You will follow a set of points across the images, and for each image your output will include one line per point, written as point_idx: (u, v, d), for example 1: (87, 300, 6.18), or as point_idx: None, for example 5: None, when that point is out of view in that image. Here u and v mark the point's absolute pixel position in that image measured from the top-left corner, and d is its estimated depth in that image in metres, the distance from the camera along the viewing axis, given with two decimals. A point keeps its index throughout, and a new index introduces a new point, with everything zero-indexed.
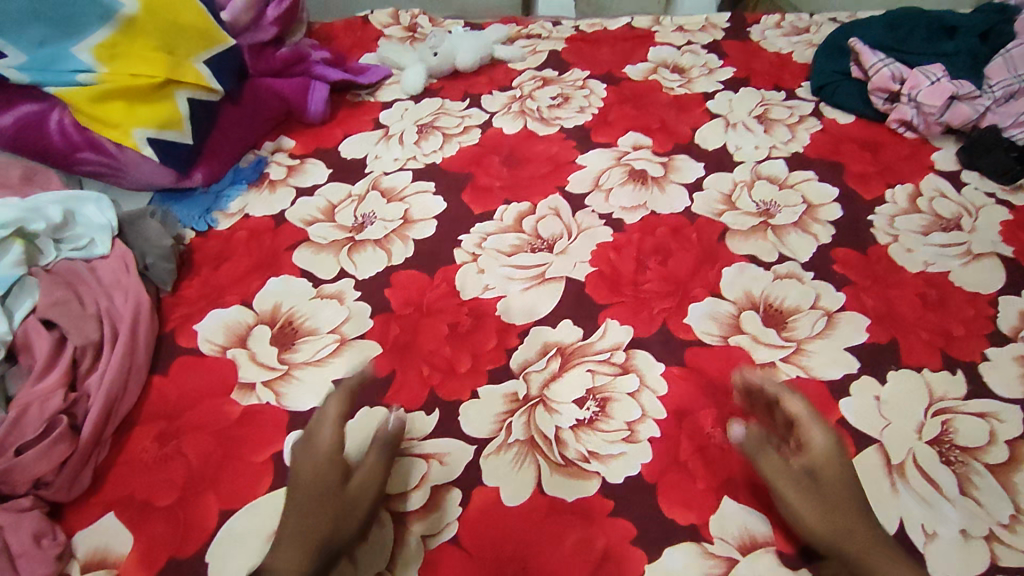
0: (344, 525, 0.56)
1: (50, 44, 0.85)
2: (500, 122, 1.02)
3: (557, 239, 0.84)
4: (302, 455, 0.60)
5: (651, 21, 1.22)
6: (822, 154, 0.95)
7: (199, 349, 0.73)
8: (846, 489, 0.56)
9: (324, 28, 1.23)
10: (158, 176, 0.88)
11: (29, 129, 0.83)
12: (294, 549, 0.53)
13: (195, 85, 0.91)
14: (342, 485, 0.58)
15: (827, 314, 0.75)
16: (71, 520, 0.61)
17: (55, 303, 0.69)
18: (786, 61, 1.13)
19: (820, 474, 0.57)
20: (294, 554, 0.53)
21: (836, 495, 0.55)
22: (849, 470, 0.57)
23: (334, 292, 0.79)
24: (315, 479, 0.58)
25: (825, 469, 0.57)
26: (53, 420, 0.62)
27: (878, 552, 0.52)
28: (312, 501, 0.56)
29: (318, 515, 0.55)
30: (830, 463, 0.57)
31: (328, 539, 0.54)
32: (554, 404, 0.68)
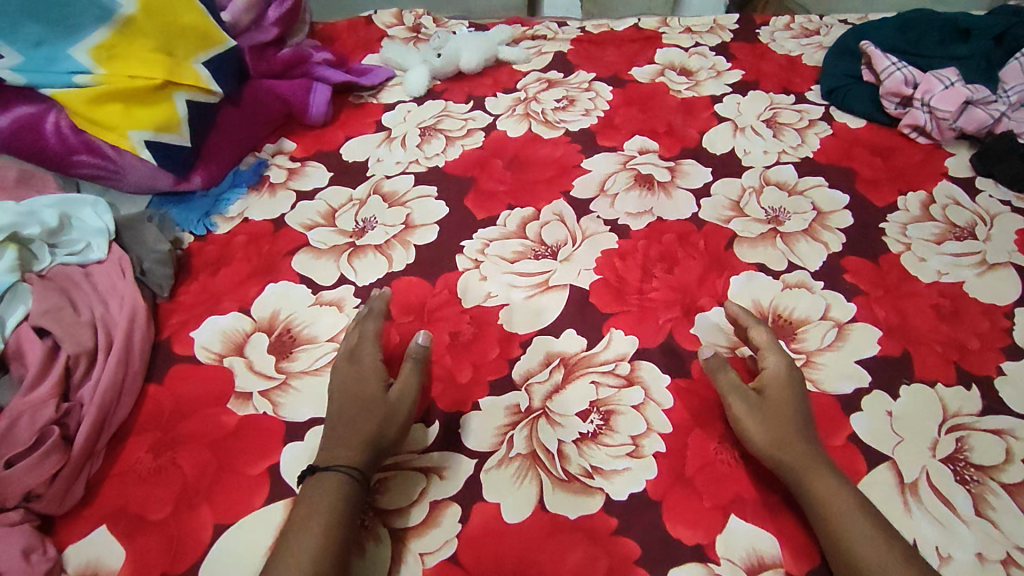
0: (390, 428, 0.61)
1: (47, 44, 0.83)
2: (504, 125, 1.00)
3: (561, 246, 0.83)
4: (347, 365, 0.66)
5: (658, 23, 1.20)
6: (833, 160, 0.93)
7: (196, 357, 0.72)
8: (794, 407, 0.62)
9: (327, 28, 1.21)
10: (156, 179, 0.87)
11: (26, 131, 0.82)
12: (345, 445, 0.60)
13: (193, 86, 0.90)
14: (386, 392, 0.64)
15: (838, 326, 0.73)
16: (63, 534, 0.59)
17: (48, 310, 0.67)
18: (796, 64, 1.11)
19: (773, 392, 0.63)
20: (347, 447, 0.59)
21: (781, 411, 0.62)
22: (801, 393, 0.64)
23: (333, 298, 0.78)
24: (358, 388, 0.64)
25: (776, 389, 0.63)
26: (45, 431, 0.61)
27: (817, 463, 0.58)
28: (352, 406, 0.62)
29: (365, 418, 0.61)
30: (781, 384, 0.64)
31: (373, 439, 0.60)
32: (557, 417, 0.66)
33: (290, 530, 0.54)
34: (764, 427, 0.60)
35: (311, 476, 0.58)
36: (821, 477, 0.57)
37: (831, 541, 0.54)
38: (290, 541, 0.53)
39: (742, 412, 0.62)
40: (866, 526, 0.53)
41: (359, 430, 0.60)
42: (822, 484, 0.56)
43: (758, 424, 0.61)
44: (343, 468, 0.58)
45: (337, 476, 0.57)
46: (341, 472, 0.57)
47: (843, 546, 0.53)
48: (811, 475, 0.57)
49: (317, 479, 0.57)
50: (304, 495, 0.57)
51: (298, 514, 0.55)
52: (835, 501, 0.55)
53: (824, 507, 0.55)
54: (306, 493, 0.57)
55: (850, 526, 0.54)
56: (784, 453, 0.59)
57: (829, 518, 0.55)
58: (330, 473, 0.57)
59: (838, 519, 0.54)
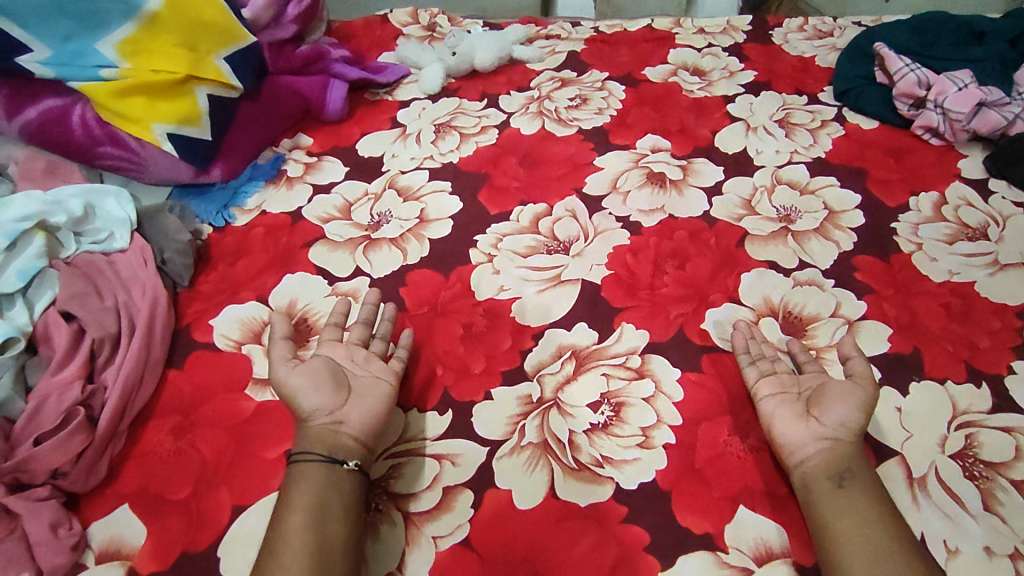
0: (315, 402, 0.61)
1: (75, 39, 0.86)
2: (518, 123, 1.02)
3: (573, 241, 0.84)
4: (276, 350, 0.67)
5: (672, 23, 1.21)
6: (846, 160, 0.94)
7: (215, 344, 0.73)
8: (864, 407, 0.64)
9: (344, 26, 1.23)
10: (178, 171, 0.88)
11: (52, 122, 0.84)
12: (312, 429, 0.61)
13: (214, 81, 0.92)
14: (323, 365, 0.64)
15: (848, 323, 0.74)
16: (87, 511, 0.61)
17: (75, 295, 0.69)
18: (809, 65, 1.11)
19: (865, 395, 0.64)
20: (309, 435, 0.60)
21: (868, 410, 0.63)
22: None
23: (349, 290, 0.79)
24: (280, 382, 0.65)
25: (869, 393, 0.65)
26: (71, 412, 0.62)
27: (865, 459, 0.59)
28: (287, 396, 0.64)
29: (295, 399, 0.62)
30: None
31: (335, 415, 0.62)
32: (568, 408, 0.67)
33: (284, 508, 0.56)
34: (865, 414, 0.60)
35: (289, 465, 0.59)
36: (865, 470, 0.58)
37: (866, 521, 0.54)
38: (288, 521, 0.55)
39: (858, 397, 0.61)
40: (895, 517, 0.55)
41: (296, 421, 0.63)
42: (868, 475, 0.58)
43: (868, 415, 0.61)
44: (301, 455, 0.59)
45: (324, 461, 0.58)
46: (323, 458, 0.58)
47: (876, 527, 0.54)
48: (859, 464, 0.58)
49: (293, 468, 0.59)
50: (291, 480, 0.58)
51: (288, 496, 0.57)
52: (875, 491, 0.57)
53: (864, 491, 0.56)
54: (297, 474, 0.58)
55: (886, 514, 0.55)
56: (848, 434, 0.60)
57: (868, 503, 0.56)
58: (308, 458, 0.59)
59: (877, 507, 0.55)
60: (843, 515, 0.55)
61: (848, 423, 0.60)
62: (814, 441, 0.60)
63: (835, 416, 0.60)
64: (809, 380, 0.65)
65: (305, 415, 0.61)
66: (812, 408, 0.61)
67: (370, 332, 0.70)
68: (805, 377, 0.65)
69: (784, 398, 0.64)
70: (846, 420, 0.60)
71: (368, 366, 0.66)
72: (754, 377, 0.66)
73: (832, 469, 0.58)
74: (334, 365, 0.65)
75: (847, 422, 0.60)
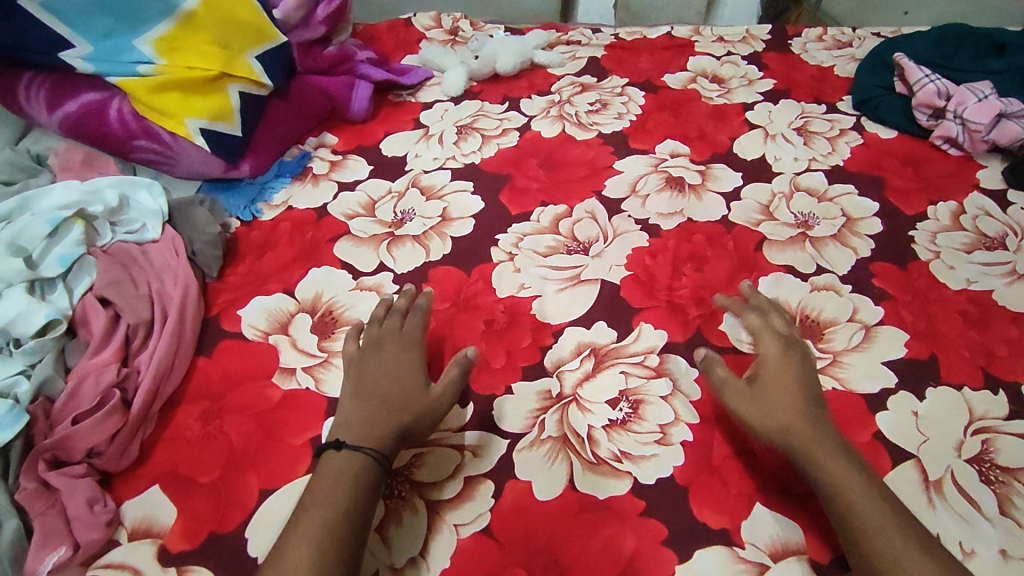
0: (423, 422, 0.62)
1: (115, 35, 0.88)
2: (539, 126, 1.03)
3: (593, 242, 0.85)
4: (382, 351, 0.67)
5: (692, 32, 1.22)
6: (864, 168, 0.95)
7: (243, 334, 0.75)
8: (794, 384, 0.64)
9: (368, 29, 1.26)
10: (209, 165, 0.91)
11: (91, 116, 0.87)
12: (378, 430, 0.60)
13: (246, 79, 0.94)
14: (429, 388, 0.64)
15: (865, 328, 0.75)
16: (119, 490, 0.63)
17: (111, 282, 0.72)
18: (828, 74, 1.12)
19: (769, 378, 0.65)
20: (376, 432, 0.60)
21: (781, 393, 0.63)
22: (799, 370, 0.65)
23: (372, 284, 0.81)
24: (386, 376, 0.64)
25: (771, 373, 0.65)
26: (107, 394, 0.65)
27: (824, 450, 0.57)
28: (376, 388, 0.63)
29: (399, 410, 0.62)
30: (786, 378, 0.64)
31: (406, 432, 0.61)
32: (587, 404, 0.68)
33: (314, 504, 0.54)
34: (764, 413, 0.62)
35: (340, 451, 0.57)
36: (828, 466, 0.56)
37: (841, 523, 0.54)
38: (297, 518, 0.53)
39: (740, 402, 0.64)
40: (873, 510, 0.53)
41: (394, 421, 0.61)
42: (832, 471, 0.56)
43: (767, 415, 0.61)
44: (371, 450, 0.58)
45: (374, 458, 0.57)
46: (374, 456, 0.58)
47: (854, 534, 0.53)
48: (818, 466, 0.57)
49: (344, 455, 0.57)
50: (328, 475, 0.56)
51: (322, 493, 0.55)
52: (846, 486, 0.55)
53: (833, 495, 0.55)
54: (336, 466, 0.57)
55: (860, 510, 0.53)
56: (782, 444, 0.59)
57: (839, 502, 0.55)
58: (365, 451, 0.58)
59: (850, 504, 0.54)
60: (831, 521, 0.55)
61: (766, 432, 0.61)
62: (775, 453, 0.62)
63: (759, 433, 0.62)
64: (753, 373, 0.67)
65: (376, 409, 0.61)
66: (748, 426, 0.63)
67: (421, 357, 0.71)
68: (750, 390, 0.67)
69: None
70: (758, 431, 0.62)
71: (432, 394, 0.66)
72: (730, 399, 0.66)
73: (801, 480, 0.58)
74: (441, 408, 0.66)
75: (768, 428, 0.61)
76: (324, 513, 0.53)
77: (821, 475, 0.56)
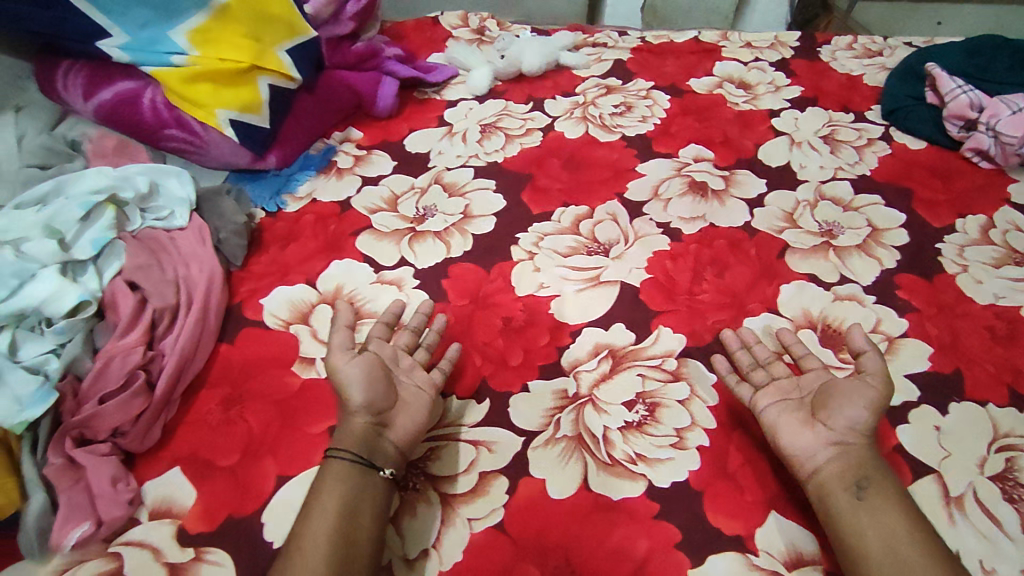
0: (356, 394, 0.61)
1: (151, 26, 0.90)
2: (562, 127, 1.04)
3: (613, 244, 0.85)
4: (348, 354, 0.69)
5: (719, 37, 1.22)
6: (891, 179, 0.93)
7: (265, 323, 0.76)
8: None
9: (396, 26, 1.27)
10: (237, 156, 0.92)
11: (125, 104, 0.90)
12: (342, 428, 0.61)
13: (276, 72, 0.95)
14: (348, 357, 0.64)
15: (888, 340, 0.74)
16: (142, 469, 0.64)
17: (140, 266, 0.73)
18: (857, 83, 1.11)
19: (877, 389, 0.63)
20: (350, 431, 0.60)
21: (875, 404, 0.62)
22: None
23: (393, 278, 0.82)
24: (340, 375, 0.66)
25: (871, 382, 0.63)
26: (132, 375, 0.66)
27: (885, 466, 0.58)
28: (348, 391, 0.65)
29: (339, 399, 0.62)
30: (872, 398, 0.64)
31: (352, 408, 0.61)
32: (603, 405, 0.68)
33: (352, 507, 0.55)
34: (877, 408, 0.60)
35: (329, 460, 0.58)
36: (887, 479, 0.57)
37: (894, 531, 0.53)
38: (304, 525, 0.54)
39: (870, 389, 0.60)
40: (916, 529, 0.54)
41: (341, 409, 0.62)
42: (889, 484, 0.57)
43: (878, 413, 0.59)
44: (343, 452, 0.58)
45: (353, 461, 0.58)
46: (352, 459, 0.58)
47: (897, 543, 0.53)
48: (879, 474, 0.57)
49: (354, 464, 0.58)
50: (351, 478, 0.57)
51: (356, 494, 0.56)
52: (895, 500, 0.55)
53: (885, 503, 0.55)
54: (337, 473, 0.57)
55: (913, 524, 0.54)
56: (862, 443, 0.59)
57: (894, 513, 0.55)
58: (345, 457, 0.58)
59: (904, 517, 0.54)
60: (868, 526, 0.54)
61: (857, 425, 0.59)
62: (824, 447, 0.59)
63: (843, 419, 0.59)
64: (809, 381, 0.64)
65: (351, 408, 0.61)
66: (819, 412, 0.60)
67: (416, 339, 0.71)
68: (804, 380, 0.65)
69: (786, 406, 0.63)
70: (856, 415, 0.59)
71: (412, 374, 0.66)
72: (751, 392, 0.66)
73: (850, 478, 0.57)
74: (383, 364, 0.64)
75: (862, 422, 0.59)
76: (331, 521, 0.54)
77: (889, 485, 0.57)
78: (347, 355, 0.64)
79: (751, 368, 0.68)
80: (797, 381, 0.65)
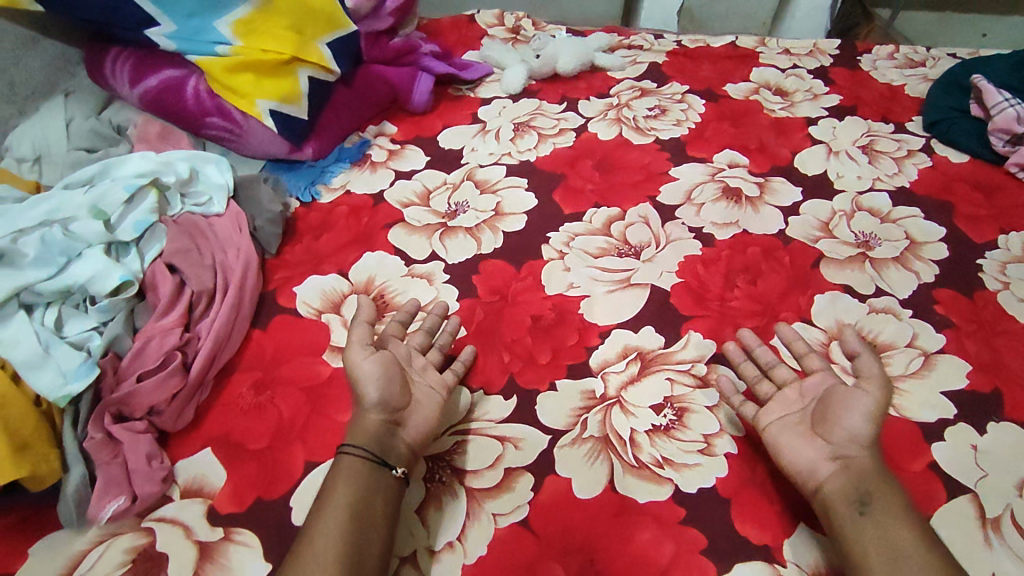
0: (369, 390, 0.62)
1: (198, 16, 0.92)
2: (596, 128, 1.03)
3: (644, 247, 0.85)
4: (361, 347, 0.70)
5: (756, 42, 1.21)
6: (931, 192, 0.91)
7: (297, 310, 0.78)
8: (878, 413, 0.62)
9: (432, 23, 1.28)
10: (274, 146, 0.94)
11: (169, 91, 0.92)
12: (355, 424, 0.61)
13: (316, 64, 0.96)
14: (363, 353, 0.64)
15: (924, 355, 0.72)
16: (175, 448, 0.66)
17: (179, 250, 0.75)
18: (898, 93, 1.09)
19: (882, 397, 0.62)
20: (363, 428, 0.60)
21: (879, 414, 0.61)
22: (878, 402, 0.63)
23: (424, 272, 0.82)
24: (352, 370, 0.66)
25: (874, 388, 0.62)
26: (169, 356, 0.67)
27: (891, 479, 0.57)
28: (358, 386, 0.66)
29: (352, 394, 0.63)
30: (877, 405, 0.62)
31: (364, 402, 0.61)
32: (631, 407, 0.68)
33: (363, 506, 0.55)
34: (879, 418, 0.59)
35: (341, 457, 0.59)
36: (892, 493, 0.55)
37: (899, 547, 0.52)
38: (315, 521, 0.54)
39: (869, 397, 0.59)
40: (924, 544, 0.52)
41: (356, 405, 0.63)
42: (894, 498, 0.55)
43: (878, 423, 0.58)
44: (355, 449, 0.59)
45: (365, 457, 0.58)
46: (365, 455, 0.58)
47: (901, 561, 0.51)
48: (883, 487, 0.56)
49: (365, 462, 0.58)
50: (362, 476, 0.57)
51: (368, 493, 0.56)
52: (901, 515, 0.54)
53: (890, 518, 0.54)
54: (349, 471, 0.57)
55: (918, 540, 0.52)
56: (866, 454, 0.58)
57: (898, 529, 0.53)
58: (355, 454, 0.58)
59: (909, 532, 0.53)
60: (872, 543, 0.53)
61: (858, 435, 0.58)
62: (826, 461, 0.58)
63: (844, 431, 0.58)
64: (812, 389, 0.63)
65: (366, 405, 0.61)
66: (820, 426, 0.60)
67: (431, 340, 0.71)
68: (807, 388, 0.64)
69: (788, 420, 0.62)
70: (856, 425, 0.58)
71: (425, 374, 0.67)
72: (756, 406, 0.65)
73: (852, 493, 0.56)
74: (399, 364, 0.65)
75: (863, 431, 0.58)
76: (341, 516, 0.54)
77: (894, 498, 0.55)
78: (363, 352, 0.64)
79: (757, 379, 0.68)
80: (801, 389, 0.64)
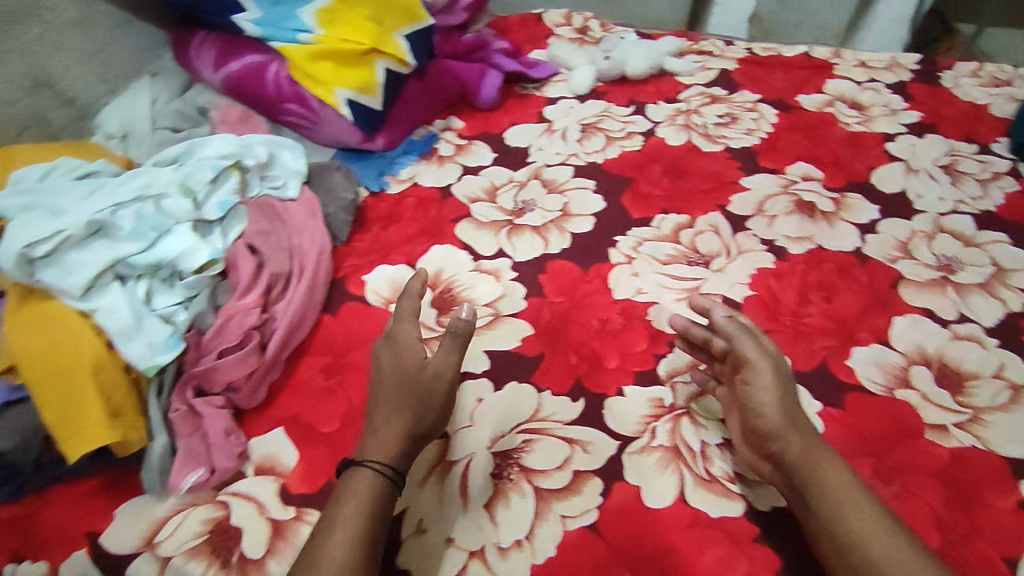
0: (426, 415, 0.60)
1: (283, 3, 0.94)
2: (664, 133, 1.02)
3: (714, 256, 0.83)
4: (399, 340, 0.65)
5: (831, 53, 1.17)
6: (1019, 218, 0.88)
7: (366, 298, 0.78)
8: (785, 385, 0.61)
9: (500, 20, 1.28)
10: (348, 135, 0.95)
11: (251, 77, 0.93)
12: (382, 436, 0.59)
13: (393, 56, 0.98)
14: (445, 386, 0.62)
15: (1012, 387, 0.69)
16: (249, 425, 0.67)
17: (260, 232, 0.77)
18: (982, 113, 1.05)
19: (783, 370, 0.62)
20: (396, 446, 0.58)
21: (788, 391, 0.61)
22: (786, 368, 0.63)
23: (491, 268, 0.82)
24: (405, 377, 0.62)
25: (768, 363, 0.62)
26: (247, 336, 0.69)
27: (819, 456, 0.57)
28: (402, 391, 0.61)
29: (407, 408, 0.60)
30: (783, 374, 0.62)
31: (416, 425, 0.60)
32: (702, 419, 0.67)
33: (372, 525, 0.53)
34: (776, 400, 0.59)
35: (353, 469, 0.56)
36: (824, 473, 0.56)
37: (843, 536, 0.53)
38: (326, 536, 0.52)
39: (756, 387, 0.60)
40: (868, 524, 0.53)
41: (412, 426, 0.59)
42: (829, 478, 0.55)
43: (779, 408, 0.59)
44: (376, 464, 0.56)
45: (382, 474, 0.56)
46: (381, 472, 0.56)
47: (847, 549, 0.52)
48: (812, 470, 0.56)
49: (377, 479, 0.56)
50: (372, 493, 0.55)
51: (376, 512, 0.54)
52: (840, 496, 0.54)
53: (829, 506, 0.54)
54: (360, 488, 0.55)
55: (858, 520, 0.53)
56: (787, 442, 0.57)
57: (837, 514, 0.54)
58: (369, 468, 0.56)
59: (849, 515, 0.53)
60: (822, 538, 0.54)
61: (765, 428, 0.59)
62: (761, 460, 0.60)
63: (756, 429, 0.60)
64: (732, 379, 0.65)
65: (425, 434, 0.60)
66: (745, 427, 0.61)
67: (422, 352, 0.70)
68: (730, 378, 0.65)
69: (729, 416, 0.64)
70: (762, 420, 0.59)
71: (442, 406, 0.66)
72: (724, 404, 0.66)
73: (791, 490, 0.57)
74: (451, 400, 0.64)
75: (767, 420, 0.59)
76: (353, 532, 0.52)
77: (826, 479, 0.55)
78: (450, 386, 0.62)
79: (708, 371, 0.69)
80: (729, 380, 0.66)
